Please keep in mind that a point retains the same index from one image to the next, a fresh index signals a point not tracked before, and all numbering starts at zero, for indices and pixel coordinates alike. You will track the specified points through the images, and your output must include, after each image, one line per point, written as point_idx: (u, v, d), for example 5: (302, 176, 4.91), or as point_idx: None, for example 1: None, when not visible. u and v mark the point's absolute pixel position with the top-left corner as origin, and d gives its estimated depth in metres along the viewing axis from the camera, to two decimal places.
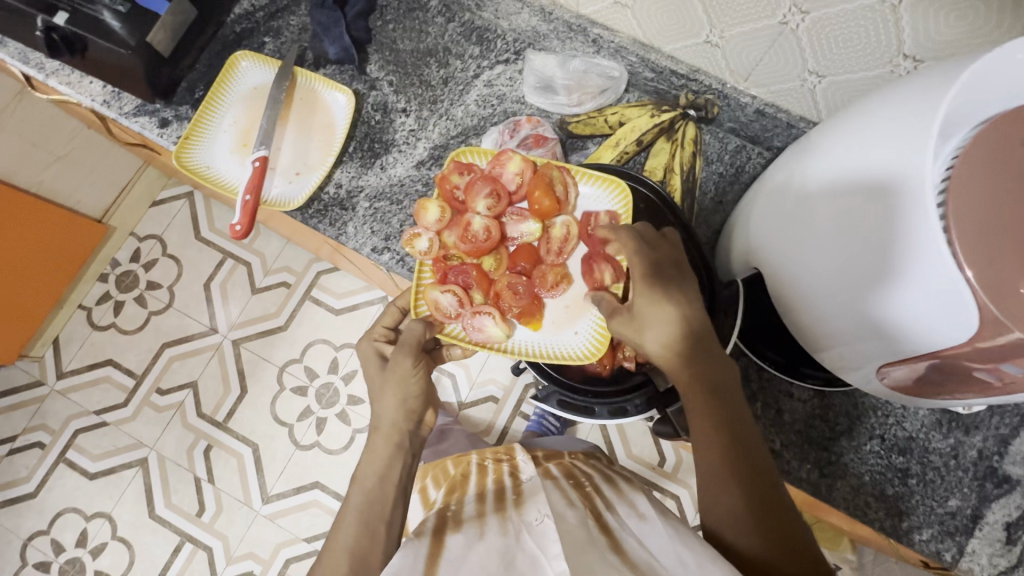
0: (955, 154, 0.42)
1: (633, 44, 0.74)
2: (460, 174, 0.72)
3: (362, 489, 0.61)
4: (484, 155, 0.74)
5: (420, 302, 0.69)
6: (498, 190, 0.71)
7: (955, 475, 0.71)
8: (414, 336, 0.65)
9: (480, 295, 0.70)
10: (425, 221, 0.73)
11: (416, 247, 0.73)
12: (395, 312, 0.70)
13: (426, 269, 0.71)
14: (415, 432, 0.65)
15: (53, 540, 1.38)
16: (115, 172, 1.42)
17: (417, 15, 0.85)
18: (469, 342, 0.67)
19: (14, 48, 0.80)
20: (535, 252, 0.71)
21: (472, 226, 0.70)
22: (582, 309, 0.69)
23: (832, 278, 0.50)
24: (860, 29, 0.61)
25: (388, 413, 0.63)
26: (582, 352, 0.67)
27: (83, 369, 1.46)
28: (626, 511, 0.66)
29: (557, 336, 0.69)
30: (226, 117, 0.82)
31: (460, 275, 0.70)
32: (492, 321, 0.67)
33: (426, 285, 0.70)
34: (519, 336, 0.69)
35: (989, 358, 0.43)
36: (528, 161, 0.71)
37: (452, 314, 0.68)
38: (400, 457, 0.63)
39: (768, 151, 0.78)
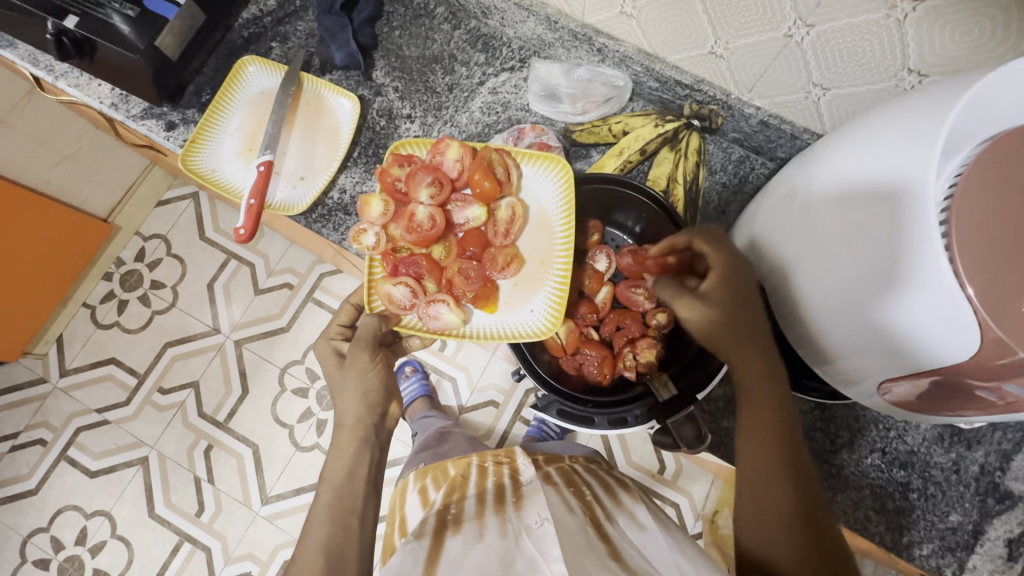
0: (958, 174, 0.42)
1: (638, 53, 0.75)
2: (400, 166, 0.72)
3: (331, 485, 0.60)
4: (424, 147, 0.75)
5: (373, 298, 0.69)
6: (440, 178, 0.70)
7: (957, 490, 0.71)
8: (370, 330, 0.66)
9: (433, 284, 0.70)
10: (369, 216, 0.72)
11: (364, 243, 0.71)
12: (349, 309, 0.71)
13: (376, 264, 0.70)
14: (380, 424, 0.65)
15: (53, 537, 1.39)
16: (121, 172, 1.43)
17: (423, 21, 0.86)
18: (426, 331, 0.68)
19: (24, 50, 0.81)
20: (483, 236, 0.72)
21: (417, 216, 0.69)
22: (531, 289, 0.71)
23: (841, 296, 0.50)
24: (863, 45, 0.58)
25: (350, 408, 0.63)
26: (538, 329, 0.69)
27: (86, 367, 1.47)
28: (626, 522, 0.67)
29: (511, 317, 0.71)
30: (232, 120, 0.82)
31: (411, 266, 0.70)
32: (448, 308, 0.68)
33: (379, 280, 0.69)
34: (476, 321, 0.70)
35: (991, 377, 0.43)
36: (466, 146, 0.70)
37: (407, 306, 0.68)
38: (368, 450, 0.63)
39: (771, 161, 0.79)
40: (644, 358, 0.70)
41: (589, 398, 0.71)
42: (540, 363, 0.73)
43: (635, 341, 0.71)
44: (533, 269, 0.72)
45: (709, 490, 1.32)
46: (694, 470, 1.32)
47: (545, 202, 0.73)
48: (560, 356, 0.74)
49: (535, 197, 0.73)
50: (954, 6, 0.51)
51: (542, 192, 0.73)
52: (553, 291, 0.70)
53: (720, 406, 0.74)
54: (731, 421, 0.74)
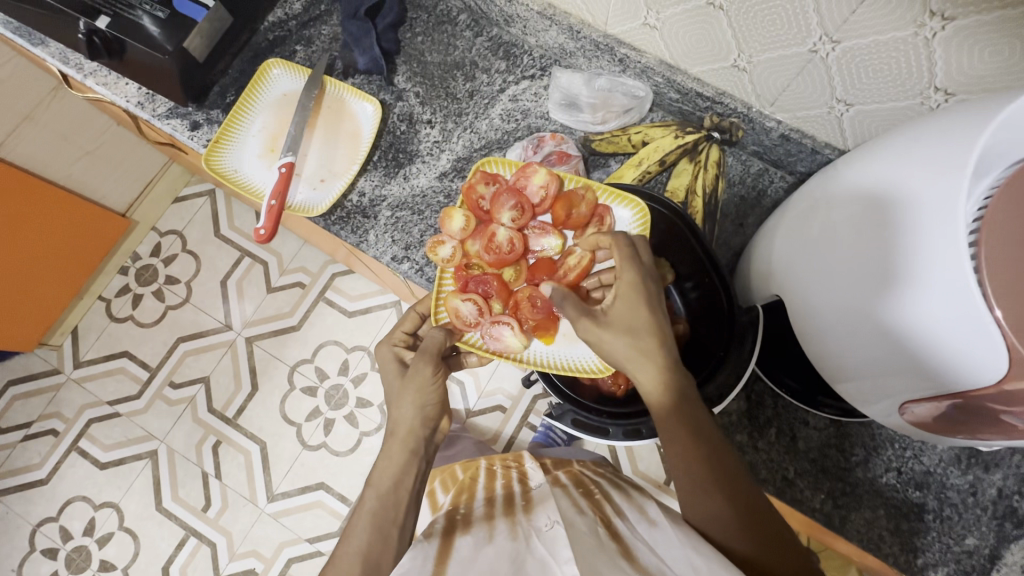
0: (988, 196, 0.42)
1: (659, 65, 0.75)
2: (487, 184, 0.74)
3: (377, 492, 0.60)
4: (510, 167, 0.75)
5: (440, 309, 0.71)
6: (522, 203, 0.71)
7: (973, 513, 0.70)
8: (435, 343, 0.66)
9: (500, 305, 0.71)
10: (449, 230, 0.74)
11: (439, 254, 0.73)
12: (414, 318, 0.72)
13: (448, 276, 0.72)
14: (431, 438, 0.65)
15: (62, 527, 1.40)
16: (140, 168, 1.45)
17: (446, 28, 0.86)
18: (485, 351, 0.68)
19: (55, 48, 0.83)
20: (554, 266, 0.71)
21: (497, 237, 0.71)
22: None
23: (848, 309, 0.51)
24: (890, 61, 0.57)
25: (406, 417, 0.63)
26: (597, 367, 0.68)
27: (100, 360, 1.49)
28: (636, 518, 0.64)
29: (571, 350, 0.70)
30: (256, 122, 0.83)
31: (480, 284, 0.71)
32: (511, 332, 0.67)
33: (448, 293, 0.71)
34: (535, 348, 0.69)
35: (1016, 401, 0.42)
36: (554, 175, 0.71)
37: (471, 323, 0.69)
38: (417, 464, 0.63)
39: (790, 175, 0.79)
40: None
41: (604, 406, 0.71)
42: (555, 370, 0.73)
43: None
44: None
45: None
46: None
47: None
48: None
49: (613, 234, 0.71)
50: (985, 24, 0.49)
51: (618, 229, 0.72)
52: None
53: (734, 419, 0.75)
54: (743, 434, 0.74)
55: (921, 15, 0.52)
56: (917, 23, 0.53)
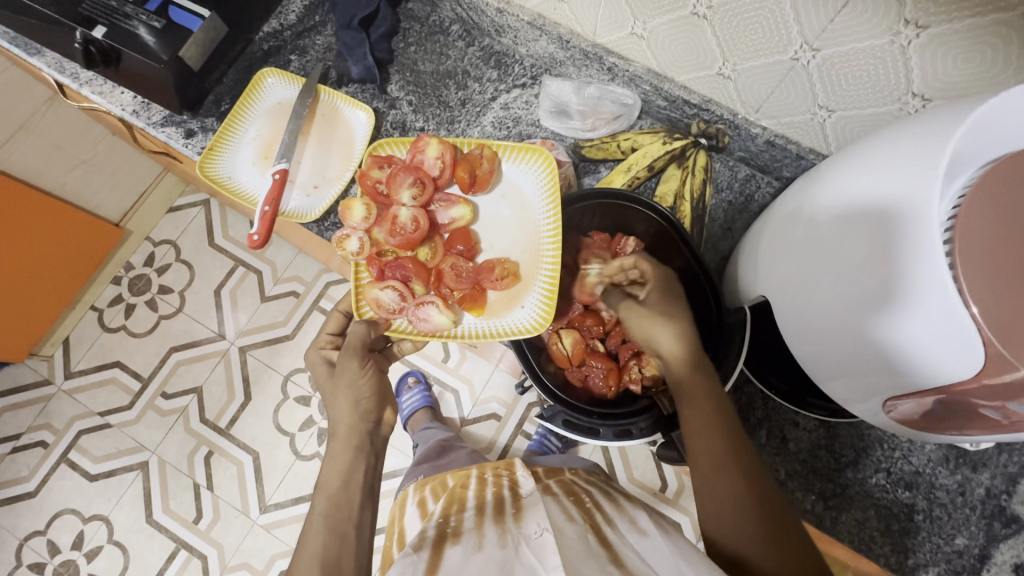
0: (961, 196, 0.43)
1: (647, 73, 0.77)
2: (380, 168, 0.74)
3: (325, 493, 0.61)
4: (403, 146, 0.77)
5: (362, 303, 0.71)
6: (422, 178, 0.71)
7: (962, 513, 0.70)
8: (358, 338, 0.67)
9: (421, 286, 0.71)
10: (352, 221, 0.73)
11: (348, 248, 0.72)
12: (337, 317, 0.74)
13: (362, 269, 0.72)
14: (374, 431, 0.67)
15: (49, 541, 1.38)
16: (135, 178, 1.45)
17: (438, 39, 0.89)
18: (417, 334, 0.69)
19: (52, 57, 0.84)
20: (469, 234, 0.73)
21: (399, 218, 0.71)
22: (523, 286, 0.72)
23: (834, 311, 0.51)
24: (868, 68, 0.59)
25: (342, 415, 0.65)
26: (530, 325, 0.70)
27: (91, 370, 1.47)
28: (626, 528, 0.66)
29: (501, 315, 0.72)
30: (250, 129, 0.84)
31: (397, 270, 0.71)
32: (436, 309, 0.68)
33: (365, 285, 0.71)
34: (466, 321, 0.72)
35: (996, 396, 0.43)
36: (444, 144, 0.72)
37: (396, 310, 0.69)
38: (363, 458, 0.64)
39: (777, 180, 0.81)
40: (648, 372, 0.71)
41: (595, 408, 0.70)
42: (545, 373, 0.72)
43: (640, 354, 0.72)
44: (526, 269, 0.73)
45: None
46: None
47: (529, 197, 0.75)
48: (566, 367, 0.74)
49: (521, 192, 0.76)
50: (956, 32, 0.51)
51: (525, 182, 0.76)
52: (543, 292, 0.71)
53: None
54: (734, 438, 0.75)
55: (896, 23, 0.54)
56: (892, 31, 0.54)
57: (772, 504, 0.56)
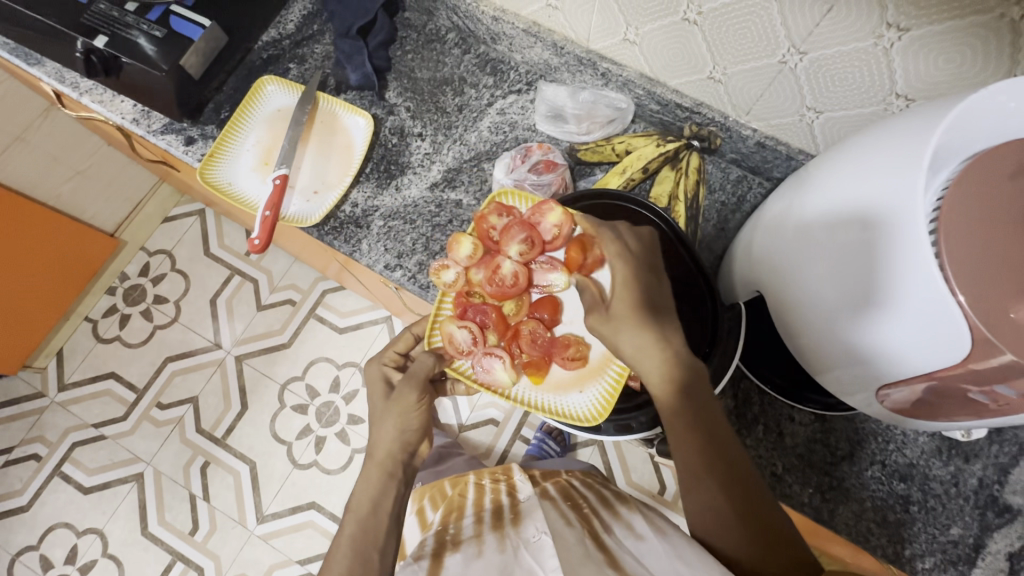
0: (944, 188, 0.44)
1: (640, 78, 0.79)
2: (499, 215, 0.75)
3: (356, 517, 0.59)
4: (526, 200, 0.77)
5: (435, 333, 0.72)
6: (533, 238, 0.72)
7: (956, 503, 0.72)
8: (425, 368, 0.67)
9: (495, 336, 0.72)
10: (456, 254, 0.76)
11: (443, 278, 0.75)
12: (408, 339, 0.73)
13: (447, 301, 0.74)
14: (409, 462, 0.64)
15: (42, 555, 1.36)
16: (130, 189, 1.45)
17: (435, 46, 0.90)
18: (474, 381, 0.69)
19: (51, 67, 0.85)
20: (557, 305, 0.72)
21: (502, 269, 0.73)
22: (591, 372, 0.70)
23: (825, 305, 0.52)
24: (852, 70, 0.61)
25: (385, 439, 0.63)
26: (585, 415, 0.68)
27: (85, 382, 1.46)
28: (622, 532, 0.65)
29: (559, 394, 0.70)
30: (250, 136, 0.85)
31: (478, 313, 0.73)
32: (501, 365, 0.69)
33: (444, 318, 0.72)
34: (523, 385, 0.71)
35: (984, 380, 0.44)
36: (568, 214, 0.71)
37: (464, 350, 0.70)
38: (394, 487, 0.62)
39: (767, 181, 0.83)
40: None
41: None
42: None
43: None
44: (597, 359, 0.70)
45: None
46: None
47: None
48: None
49: None
50: (936, 34, 0.54)
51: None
52: (609, 382, 0.69)
53: None
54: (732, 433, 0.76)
55: (879, 27, 0.56)
56: (875, 34, 0.57)
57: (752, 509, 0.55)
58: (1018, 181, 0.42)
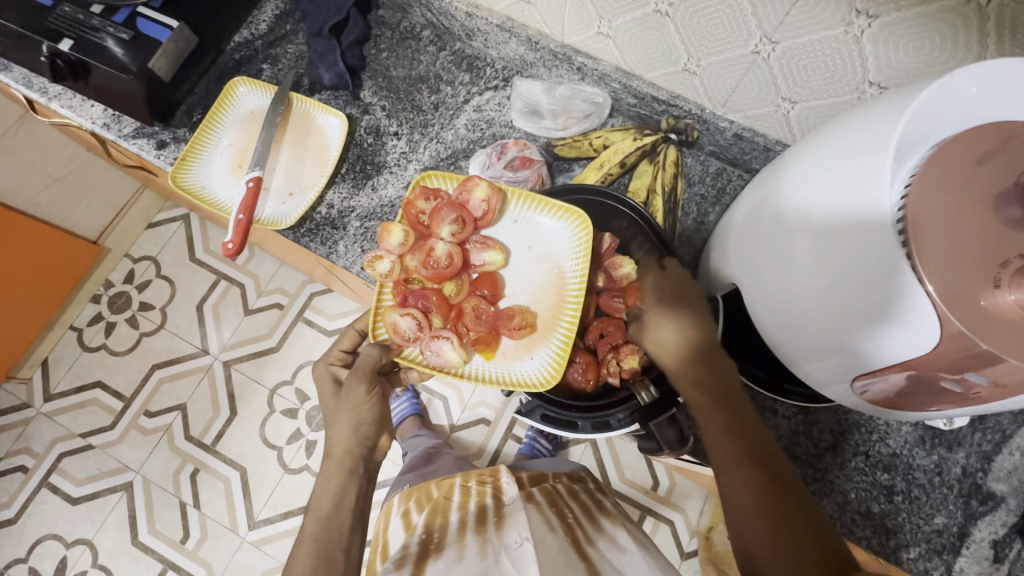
0: (913, 174, 0.43)
1: (615, 72, 0.78)
2: (426, 199, 0.72)
3: (317, 517, 0.61)
4: (452, 180, 0.75)
5: (379, 325, 0.69)
6: (463, 216, 0.70)
7: (940, 492, 0.71)
8: (369, 362, 0.66)
9: (440, 319, 0.70)
10: (387, 244, 0.72)
11: (377, 270, 0.70)
12: (353, 336, 0.72)
13: (386, 292, 0.71)
14: (369, 456, 0.65)
15: (32, 568, 1.35)
16: (112, 195, 1.44)
17: (410, 44, 0.89)
18: (425, 366, 0.69)
19: (19, 73, 0.83)
20: (497, 280, 0.72)
21: (435, 252, 0.70)
22: (539, 339, 0.71)
23: (800, 296, 0.52)
24: (825, 60, 0.61)
25: (341, 437, 0.64)
26: (539, 379, 0.70)
27: (71, 392, 1.45)
28: (606, 545, 0.65)
29: (511, 364, 0.71)
30: (223, 139, 0.84)
31: (420, 299, 0.70)
32: (451, 346, 0.68)
33: (386, 308, 0.70)
34: (476, 362, 0.71)
35: (955, 369, 0.44)
36: (494, 188, 0.71)
37: (411, 338, 0.68)
38: (355, 483, 0.63)
39: (747, 173, 0.82)
40: (628, 365, 0.69)
41: (574, 401, 0.70)
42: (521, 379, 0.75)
43: (619, 347, 0.70)
44: (543, 325, 0.72)
45: (703, 505, 1.31)
46: (687, 486, 1.32)
47: (559, 249, 0.74)
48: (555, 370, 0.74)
49: (551, 245, 0.74)
50: (905, 20, 0.53)
51: (553, 237, 0.74)
52: (558, 344, 0.70)
53: None
54: None
55: (849, 14, 0.55)
56: (846, 21, 0.56)
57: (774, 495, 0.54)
58: (984, 166, 0.41)
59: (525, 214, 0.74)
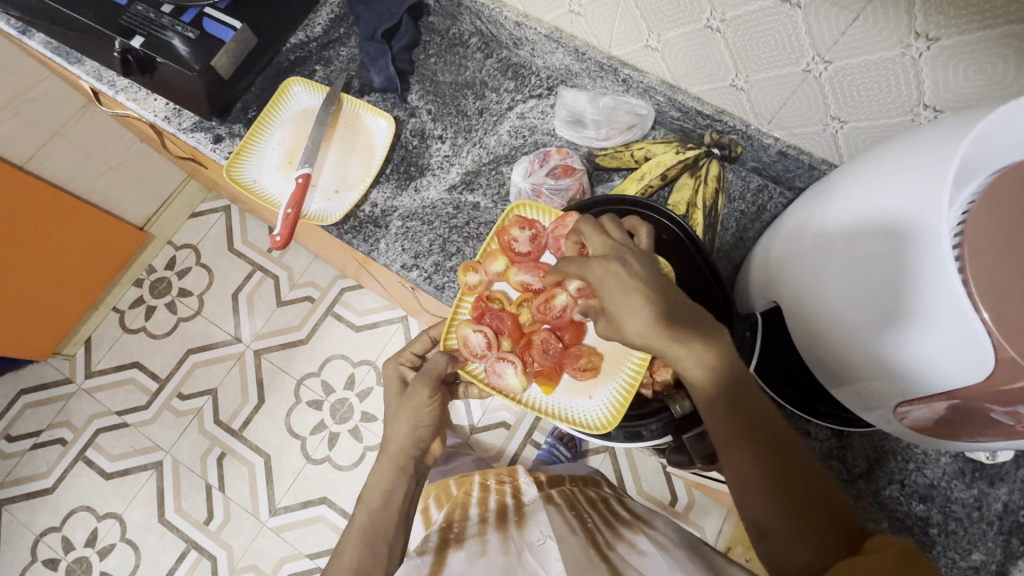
0: (971, 201, 0.43)
1: (661, 85, 0.79)
2: (522, 228, 0.73)
3: (367, 508, 0.63)
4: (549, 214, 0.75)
5: (451, 334, 0.72)
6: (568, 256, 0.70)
7: (978, 527, 0.69)
8: (437, 368, 0.67)
9: (509, 343, 0.71)
10: (486, 267, 0.74)
11: (467, 279, 0.73)
12: (425, 341, 0.73)
13: (466, 304, 0.74)
14: (420, 459, 0.66)
15: (64, 537, 1.40)
16: (159, 184, 1.50)
17: (458, 50, 0.92)
18: (486, 385, 0.69)
19: (90, 66, 0.88)
20: (580, 329, 0.70)
21: (556, 300, 0.69)
22: (602, 379, 0.69)
23: (846, 315, 0.51)
24: (880, 80, 0.60)
25: (398, 434, 0.65)
26: (594, 422, 0.68)
27: (110, 370, 1.51)
28: (626, 549, 0.64)
29: (569, 400, 0.70)
30: (275, 136, 0.87)
31: (495, 320, 0.72)
32: (513, 370, 0.68)
33: (461, 321, 0.72)
34: (534, 392, 0.70)
35: (1005, 401, 0.43)
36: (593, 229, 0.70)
37: (478, 354, 0.69)
38: (404, 481, 0.64)
39: (789, 191, 0.82)
40: (659, 377, 0.69)
41: None
42: None
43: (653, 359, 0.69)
44: (608, 370, 0.70)
45: (721, 524, 1.29)
46: (706, 503, 1.30)
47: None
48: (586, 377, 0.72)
49: None
50: (966, 45, 0.52)
51: None
52: (622, 385, 0.68)
53: None
54: None
55: (907, 36, 0.55)
56: (903, 43, 0.56)
57: (779, 459, 0.53)
58: None
59: None
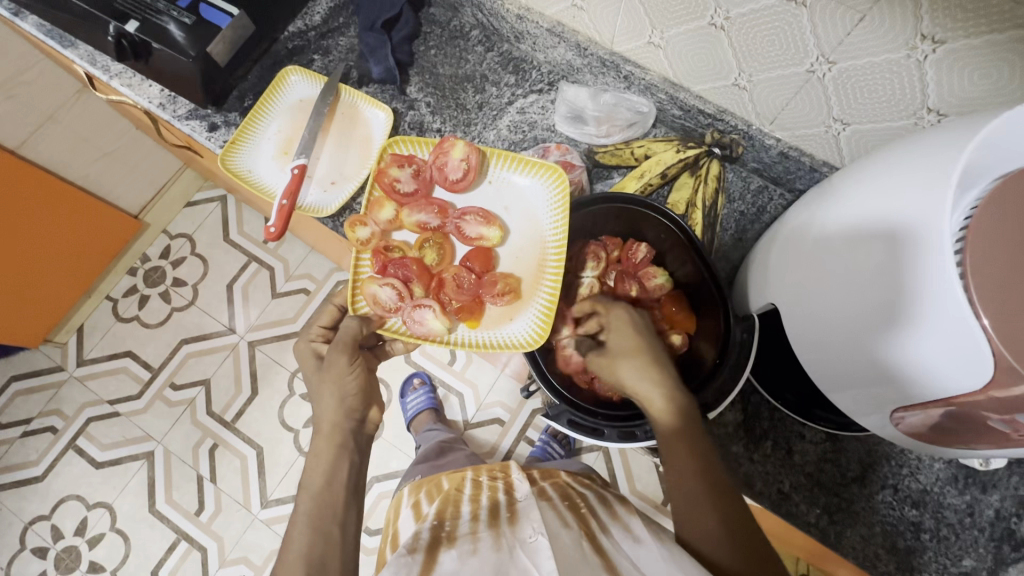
0: (974, 205, 0.42)
1: (663, 82, 0.78)
2: (399, 167, 0.76)
3: (309, 494, 0.61)
4: (426, 147, 0.79)
5: (358, 298, 0.71)
6: (453, 177, 0.75)
7: (970, 533, 0.69)
8: (350, 332, 0.66)
9: (421, 289, 0.72)
10: (375, 216, 0.74)
11: (357, 234, 0.72)
12: (331, 311, 0.71)
13: (365, 260, 0.73)
14: (357, 430, 0.66)
15: (53, 526, 1.39)
16: (154, 172, 1.48)
17: (458, 43, 0.90)
18: (410, 336, 0.70)
19: (84, 50, 0.87)
20: (487, 255, 0.74)
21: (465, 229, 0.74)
22: (522, 304, 0.73)
23: (845, 319, 0.51)
24: (884, 82, 0.60)
25: (328, 412, 0.64)
26: (525, 339, 0.71)
27: (103, 359, 1.50)
28: (621, 534, 0.65)
29: (495, 328, 0.73)
30: (272, 125, 0.86)
31: (400, 269, 0.72)
32: (433, 314, 0.69)
33: (365, 279, 0.72)
34: (462, 331, 0.72)
35: (1005, 409, 0.42)
36: (469, 147, 0.75)
37: (392, 308, 0.70)
38: (345, 457, 0.64)
39: (789, 193, 0.81)
40: None
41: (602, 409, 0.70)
42: (551, 373, 0.72)
43: None
44: (525, 291, 0.74)
45: None
46: None
47: (538, 210, 0.77)
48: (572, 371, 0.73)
49: (533, 210, 0.77)
50: (973, 49, 0.52)
51: (531, 196, 0.77)
52: (541, 309, 0.72)
53: (731, 430, 0.75)
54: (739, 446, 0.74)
55: (913, 38, 0.54)
56: (909, 45, 0.55)
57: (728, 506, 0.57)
58: None
59: (501, 174, 0.78)
